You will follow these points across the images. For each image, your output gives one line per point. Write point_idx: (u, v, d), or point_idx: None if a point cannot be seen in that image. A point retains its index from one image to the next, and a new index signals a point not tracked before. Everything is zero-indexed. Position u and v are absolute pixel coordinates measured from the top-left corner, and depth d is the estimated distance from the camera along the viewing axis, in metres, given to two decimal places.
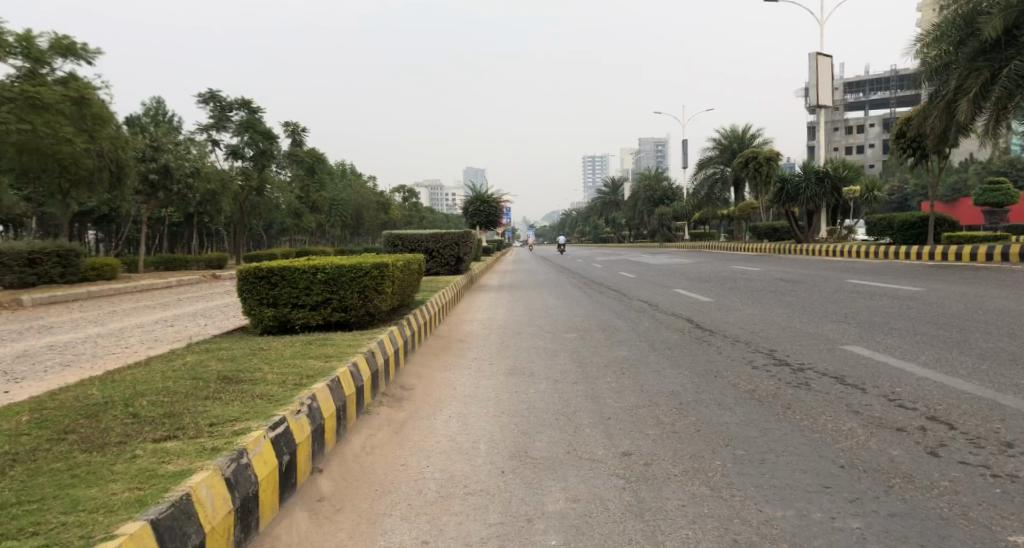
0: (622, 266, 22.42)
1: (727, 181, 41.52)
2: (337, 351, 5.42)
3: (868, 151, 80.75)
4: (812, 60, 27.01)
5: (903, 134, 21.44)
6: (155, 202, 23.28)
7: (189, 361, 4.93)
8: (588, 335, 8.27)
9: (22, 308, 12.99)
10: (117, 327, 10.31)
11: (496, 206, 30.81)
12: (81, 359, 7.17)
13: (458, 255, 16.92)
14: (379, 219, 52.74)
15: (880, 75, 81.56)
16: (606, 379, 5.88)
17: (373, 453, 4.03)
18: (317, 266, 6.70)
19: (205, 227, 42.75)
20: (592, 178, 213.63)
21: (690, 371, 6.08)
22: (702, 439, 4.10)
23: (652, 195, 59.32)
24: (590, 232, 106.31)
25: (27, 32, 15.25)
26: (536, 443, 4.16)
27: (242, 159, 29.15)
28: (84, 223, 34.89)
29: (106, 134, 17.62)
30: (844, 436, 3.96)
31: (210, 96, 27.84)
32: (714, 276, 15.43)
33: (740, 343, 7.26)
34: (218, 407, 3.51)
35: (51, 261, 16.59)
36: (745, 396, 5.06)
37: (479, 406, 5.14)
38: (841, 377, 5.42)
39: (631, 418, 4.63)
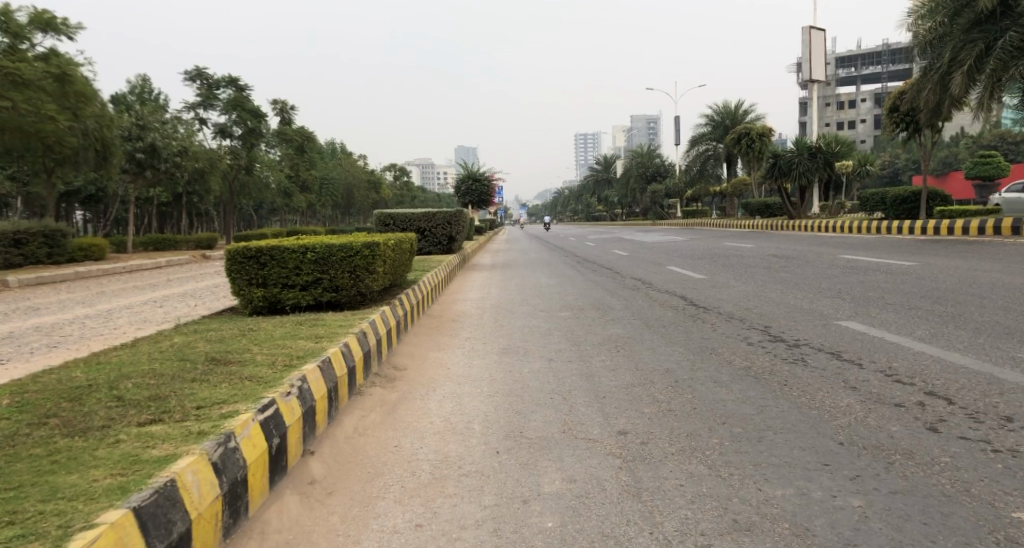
0: (614, 244, 22.36)
1: (720, 158, 41.37)
2: (327, 331, 5.33)
3: (860, 125, 80.63)
4: (805, 35, 26.82)
5: (896, 108, 21.25)
6: (142, 182, 22.85)
7: (177, 342, 4.82)
8: (582, 314, 8.22)
9: (8, 289, 12.81)
10: (105, 308, 10.17)
11: (488, 184, 30.57)
12: (68, 341, 7.06)
13: (450, 234, 16.80)
14: (370, 198, 52.38)
15: (873, 49, 81.26)
16: (601, 357, 5.83)
17: (365, 435, 3.97)
18: (307, 245, 6.58)
19: (194, 208, 42.30)
20: (584, 155, 212.71)
21: (685, 348, 6.05)
22: (699, 417, 4.06)
23: (645, 172, 59.35)
24: (582, 210, 106.04)
25: (6, 6, 14.80)
26: (530, 423, 4.11)
27: (230, 137, 28.72)
28: (71, 203, 34.44)
29: (89, 112, 17.24)
30: (841, 412, 3.92)
31: (197, 73, 27.33)
32: (708, 253, 15.34)
33: (735, 320, 7.22)
34: (206, 390, 3.43)
35: (37, 241, 16.34)
36: (741, 373, 5.02)
37: (472, 385, 5.08)
38: (838, 352, 5.39)
39: (627, 397, 4.58)
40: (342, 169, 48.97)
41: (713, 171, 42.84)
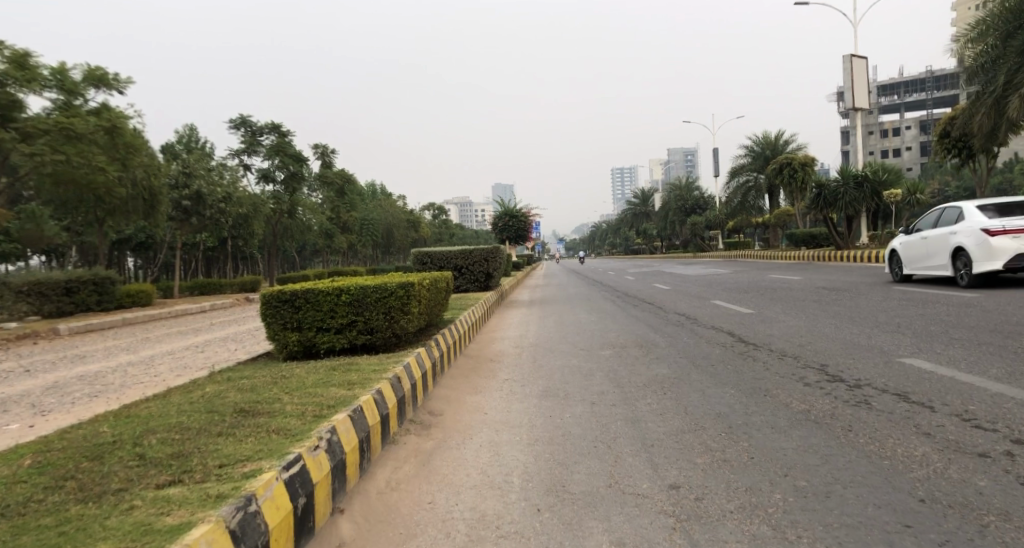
0: (655, 277, 21.92)
1: (761, 189, 40.60)
2: (361, 377, 5.15)
3: (906, 153, 78.72)
4: (846, 62, 26.30)
5: (947, 133, 20.50)
6: (189, 228, 23.47)
7: (208, 392, 4.71)
8: (624, 352, 7.90)
9: (58, 337, 13.10)
10: (147, 355, 10.23)
11: (525, 221, 30.57)
12: (109, 390, 7.07)
13: (487, 271, 16.68)
14: (409, 237, 53.02)
15: (916, 76, 79.66)
16: (647, 400, 5.51)
17: (398, 490, 3.75)
18: (342, 287, 6.48)
19: (240, 251, 43.42)
20: (621, 189, 212.37)
21: (736, 389, 5.68)
22: (758, 469, 3.72)
23: (684, 205, 58.92)
24: (621, 244, 105.28)
25: (62, 65, 15.43)
26: (574, 476, 3.82)
27: (273, 182, 29.48)
28: (123, 251, 35.67)
29: (138, 162, 17.92)
30: (918, 463, 3.54)
31: (242, 121, 28.26)
32: (754, 287, 14.81)
33: (788, 357, 6.82)
34: (231, 446, 3.28)
35: (87, 289, 16.81)
36: (801, 418, 4.63)
37: (512, 433, 4.82)
38: (905, 394, 4.97)
39: (677, 445, 4.26)
40: (382, 210, 49.79)
41: (755, 202, 42.01)
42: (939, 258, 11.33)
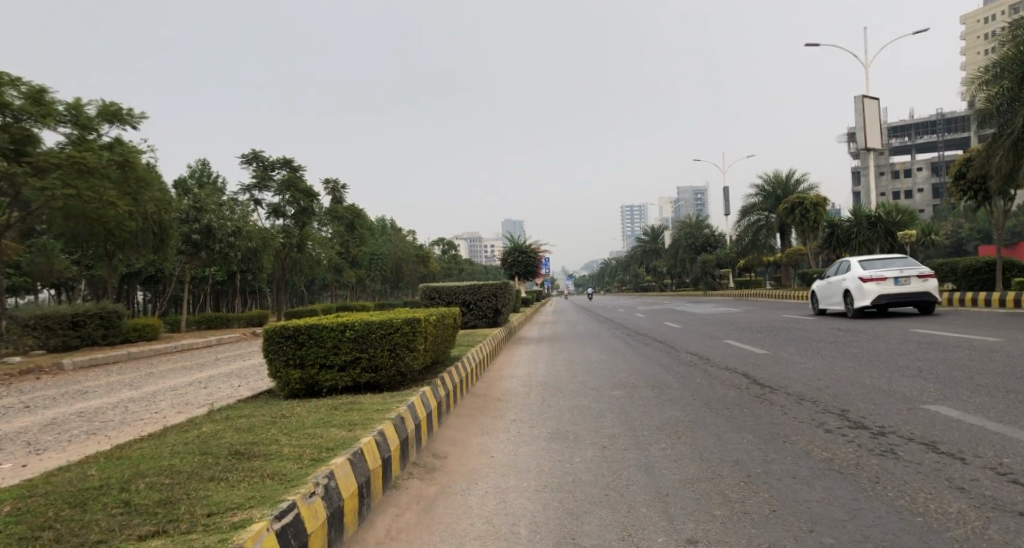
0: (665, 315, 21.67)
1: (773, 228, 40.49)
2: (363, 417, 4.97)
3: (917, 195, 78.62)
4: (857, 103, 26.37)
5: (962, 174, 20.33)
6: (198, 262, 23.57)
7: (204, 432, 4.55)
8: (636, 393, 7.67)
9: (61, 372, 13.00)
10: (149, 391, 10.09)
11: (534, 257, 30.51)
12: (106, 429, 6.91)
13: (495, 307, 16.53)
14: (418, 272, 53.04)
15: (926, 119, 79.92)
16: (660, 444, 5.29)
17: (398, 540, 3.54)
18: (346, 323, 6.35)
19: (249, 285, 43.46)
20: (631, 227, 212.93)
21: (754, 435, 5.45)
22: (781, 523, 3.49)
23: (694, 243, 58.95)
24: (631, 281, 105.01)
25: (77, 100, 15.58)
26: (585, 528, 3.61)
27: (283, 217, 29.66)
28: (132, 284, 35.82)
29: (148, 195, 18.24)
30: (954, 521, 3.32)
31: (254, 156, 28.58)
32: (768, 327, 14.57)
33: (806, 402, 6.58)
34: (221, 492, 3.09)
35: (94, 322, 16.78)
36: (824, 467, 4.40)
37: (519, 478, 4.60)
38: (933, 444, 4.74)
39: (693, 495, 4.04)
40: (392, 245, 49.96)
41: (766, 241, 41.83)
42: (837, 297, 15.46)
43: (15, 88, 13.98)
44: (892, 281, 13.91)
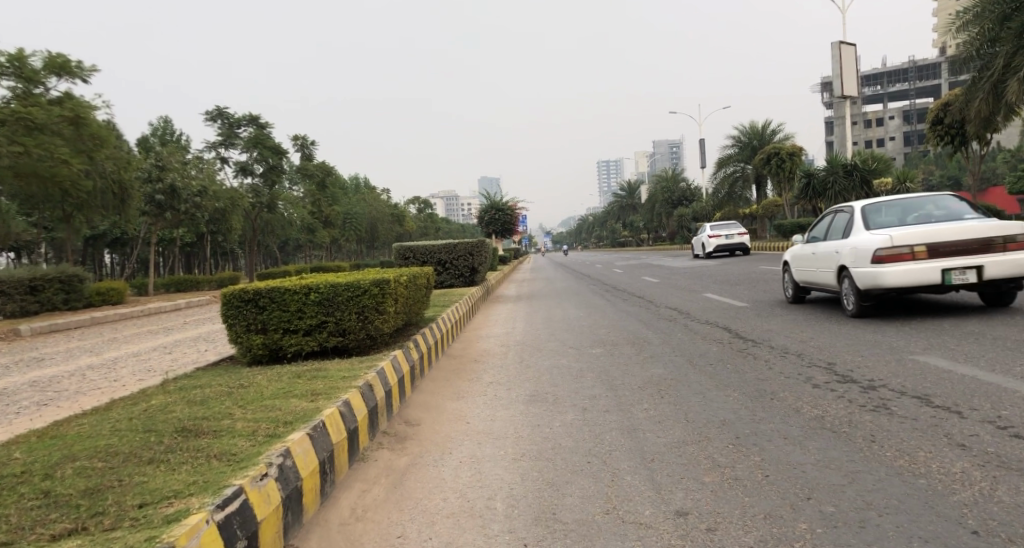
0: (645, 270, 21.47)
1: (749, 179, 40.42)
2: (327, 386, 4.61)
3: (889, 143, 79.21)
4: (835, 50, 26.03)
5: (940, 120, 20.17)
6: (164, 223, 22.77)
7: (153, 406, 4.18)
8: (617, 350, 7.44)
9: (20, 339, 12.47)
10: (110, 357, 9.63)
11: (511, 214, 30.07)
12: (60, 399, 6.50)
13: (472, 265, 16.17)
14: (394, 231, 52.32)
15: (899, 67, 79.84)
16: (643, 405, 5.05)
17: (364, 520, 3.25)
18: (310, 285, 5.97)
19: (219, 246, 42.45)
20: (608, 181, 212.15)
21: (739, 392, 5.24)
22: (777, 491, 3.26)
23: (671, 196, 58.97)
24: (608, 236, 105.00)
25: (20, 51, 14.58)
26: (565, 501, 3.33)
27: (252, 175, 28.73)
28: (98, 248, 34.73)
29: (104, 154, 17.31)
30: (960, 483, 3.10)
31: (218, 113, 27.47)
32: (748, 278, 14.48)
33: (791, 355, 6.39)
34: (160, 478, 2.74)
35: (53, 287, 16.13)
36: (816, 426, 4.18)
37: (495, 446, 4.33)
38: (927, 397, 4.55)
39: (681, 461, 3.80)
40: (366, 204, 49.11)
41: (742, 193, 41.74)
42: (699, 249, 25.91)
43: None
44: (724, 237, 24.59)
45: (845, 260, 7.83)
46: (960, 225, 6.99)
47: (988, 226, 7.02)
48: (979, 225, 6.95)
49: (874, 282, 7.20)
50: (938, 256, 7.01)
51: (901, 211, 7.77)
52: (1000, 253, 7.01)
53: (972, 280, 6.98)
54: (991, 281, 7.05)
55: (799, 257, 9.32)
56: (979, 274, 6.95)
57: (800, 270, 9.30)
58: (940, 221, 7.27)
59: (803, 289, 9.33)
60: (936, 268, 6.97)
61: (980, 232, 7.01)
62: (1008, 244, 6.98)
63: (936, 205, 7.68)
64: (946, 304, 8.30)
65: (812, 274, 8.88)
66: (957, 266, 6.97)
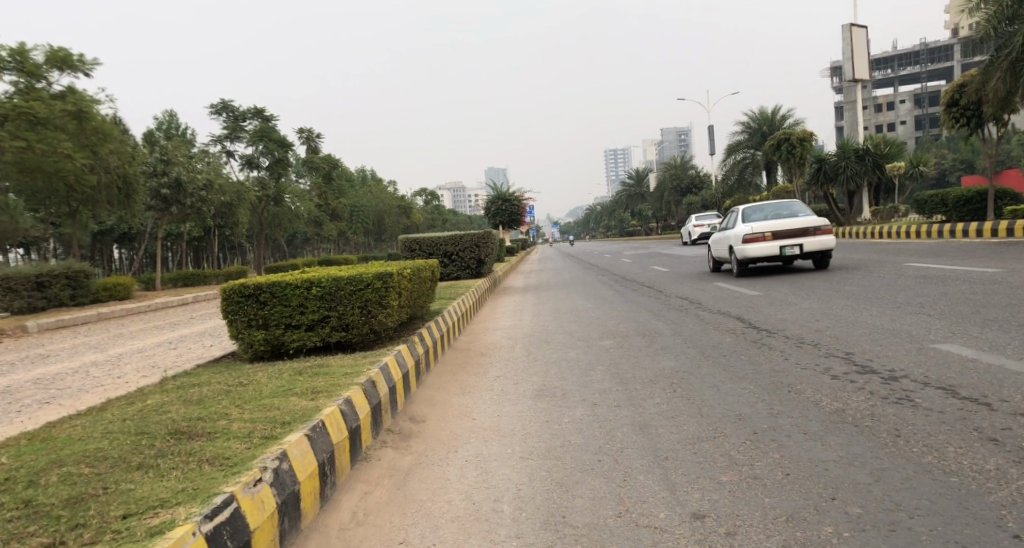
0: (653, 259, 21.24)
1: (758, 166, 39.98)
2: (328, 383, 4.46)
3: (900, 128, 78.24)
4: (846, 33, 25.57)
5: (954, 102, 19.75)
6: (170, 217, 22.72)
7: (150, 405, 4.05)
8: (626, 342, 7.27)
9: (26, 335, 12.43)
10: (115, 354, 9.54)
11: (519, 204, 29.85)
12: (62, 397, 6.39)
13: (479, 256, 16.00)
14: (401, 223, 52.18)
15: (909, 50, 78.73)
16: (655, 399, 4.89)
17: (365, 524, 3.11)
18: (312, 279, 5.83)
19: (226, 240, 42.45)
20: (616, 170, 210.77)
21: (754, 384, 5.07)
22: (798, 491, 3.09)
23: (679, 184, 58.58)
24: (616, 225, 104.36)
25: (21, 45, 14.47)
26: (576, 503, 3.17)
27: (258, 168, 28.62)
28: (106, 243, 34.81)
29: (108, 149, 17.22)
30: (996, 481, 2.92)
31: (223, 106, 27.34)
32: (759, 266, 14.23)
33: (807, 345, 6.21)
34: (147, 486, 2.60)
35: (60, 283, 16.10)
36: (836, 420, 4.00)
37: (502, 443, 4.18)
38: (952, 388, 4.35)
39: (696, 459, 3.64)
40: (373, 196, 49.02)
41: (752, 180, 41.30)
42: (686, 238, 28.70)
43: None
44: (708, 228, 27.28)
45: (731, 242, 12.29)
46: (791, 219, 11.46)
47: (808, 220, 11.46)
48: (802, 219, 11.41)
49: (743, 256, 11.65)
50: (779, 238, 11.45)
51: (767, 211, 12.17)
52: (814, 236, 11.44)
53: (798, 252, 11.40)
54: (809, 254, 11.55)
55: (716, 241, 13.57)
56: (802, 248, 11.38)
57: (717, 249, 13.55)
58: (783, 217, 11.75)
59: (719, 262, 13.69)
60: (777, 245, 11.42)
61: (803, 224, 11.45)
62: (820, 230, 11.40)
63: (787, 208, 12.11)
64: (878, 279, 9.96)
65: (722, 252, 13.16)
66: (791, 244, 11.39)
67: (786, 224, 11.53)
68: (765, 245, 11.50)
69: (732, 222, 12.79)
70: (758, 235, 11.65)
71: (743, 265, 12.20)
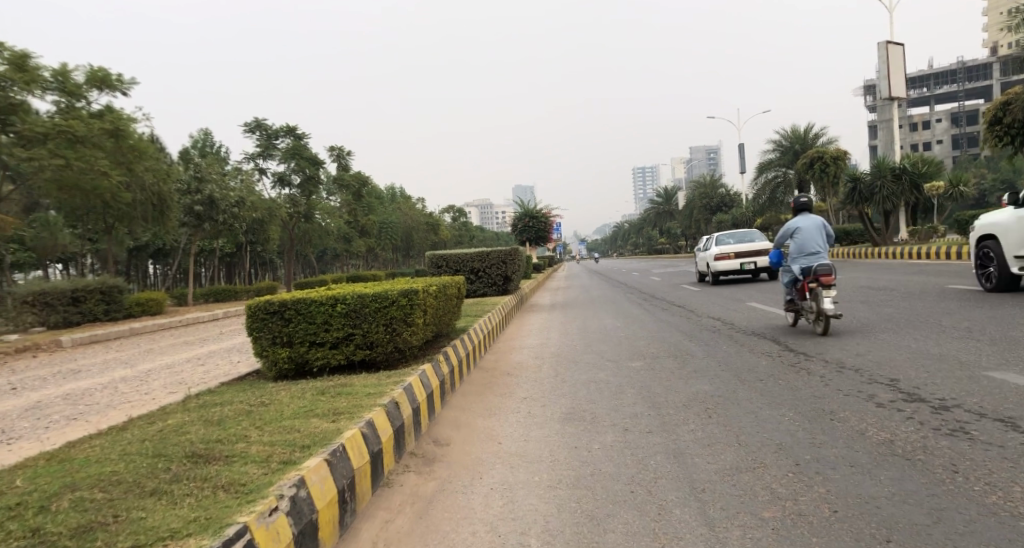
0: (683, 278, 20.89)
1: (790, 184, 39.34)
2: (351, 404, 4.34)
3: (936, 147, 76.60)
4: (882, 50, 25.09)
5: (997, 120, 19.15)
6: (203, 233, 23.09)
7: (170, 425, 3.97)
8: (657, 364, 7.04)
9: (60, 349, 12.62)
10: (143, 369, 9.58)
11: (546, 221, 29.74)
12: (88, 413, 6.38)
13: (505, 273, 15.88)
14: (429, 240, 52.43)
15: (946, 68, 77.26)
16: (690, 426, 4.66)
17: None
18: (336, 296, 5.75)
19: (257, 256, 43.00)
20: (644, 188, 209.76)
21: (795, 411, 4.81)
22: (847, 531, 2.86)
23: (709, 203, 57.97)
24: (644, 243, 103.55)
25: (63, 66, 14.86)
26: (608, 538, 2.99)
27: (289, 186, 29.01)
28: (141, 259, 35.52)
29: (143, 166, 17.53)
30: None
31: (257, 125, 27.84)
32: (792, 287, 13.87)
33: (848, 370, 5.92)
34: (159, 514, 2.50)
35: (94, 298, 16.38)
36: (887, 453, 3.75)
37: (529, 470, 4.01)
38: (1012, 421, 4.06)
39: (736, 492, 3.42)
40: (401, 214, 49.44)
41: (784, 198, 40.63)
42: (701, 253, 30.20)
43: None
44: None
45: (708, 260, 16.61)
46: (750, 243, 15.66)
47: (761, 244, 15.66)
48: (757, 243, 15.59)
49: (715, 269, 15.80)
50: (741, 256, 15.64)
51: (734, 237, 16.42)
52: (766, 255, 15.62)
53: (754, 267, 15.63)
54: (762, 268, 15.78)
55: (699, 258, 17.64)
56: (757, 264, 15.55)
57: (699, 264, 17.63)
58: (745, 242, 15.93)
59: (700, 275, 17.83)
60: (737, 262, 15.58)
61: (758, 247, 15.65)
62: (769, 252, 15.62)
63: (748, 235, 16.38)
64: (921, 301, 9.58)
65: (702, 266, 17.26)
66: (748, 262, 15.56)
67: (746, 247, 15.71)
68: (729, 262, 15.68)
69: (708, 245, 17.00)
70: (724, 255, 15.82)
71: (715, 277, 16.35)
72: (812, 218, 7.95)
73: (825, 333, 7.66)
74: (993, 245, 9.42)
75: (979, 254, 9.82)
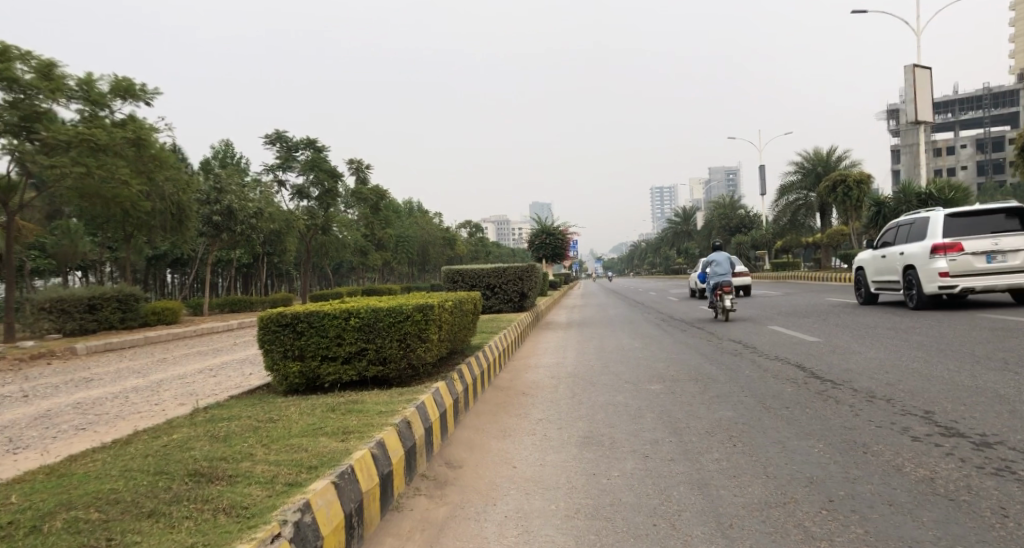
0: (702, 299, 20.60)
1: (812, 207, 38.92)
2: (362, 423, 4.19)
3: (960, 173, 75.61)
4: (908, 73, 24.77)
5: None
6: (221, 244, 23.20)
7: (175, 441, 3.84)
8: (677, 387, 6.82)
9: (74, 357, 12.61)
10: (156, 379, 9.51)
11: (562, 239, 29.60)
12: (97, 423, 6.29)
13: (522, 290, 15.72)
14: (445, 255, 52.46)
15: (970, 94, 76.48)
16: (714, 455, 4.45)
17: None
18: (350, 309, 5.63)
19: (274, 267, 43.19)
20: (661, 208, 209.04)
21: (825, 443, 4.59)
22: None
23: (727, 224, 57.56)
24: (660, 263, 102.96)
25: (88, 75, 15.02)
26: None
27: (307, 198, 29.13)
28: (160, 269, 35.79)
29: (164, 175, 17.63)
30: None
31: (278, 137, 28.08)
32: (815, 310, 13.57)
33: (879, 400, 5.67)
34: (155, 539, 2.35)
35: (111, 306, 16.43)
36: (928, 491, 3.51)
37: (546, 498, 3.82)
38: None
39: (766, 529, 3.22)
40: (418, 229, 49.62)
41: (804, 221, 40.19)
42: None
43: (25, 63, 13.56)
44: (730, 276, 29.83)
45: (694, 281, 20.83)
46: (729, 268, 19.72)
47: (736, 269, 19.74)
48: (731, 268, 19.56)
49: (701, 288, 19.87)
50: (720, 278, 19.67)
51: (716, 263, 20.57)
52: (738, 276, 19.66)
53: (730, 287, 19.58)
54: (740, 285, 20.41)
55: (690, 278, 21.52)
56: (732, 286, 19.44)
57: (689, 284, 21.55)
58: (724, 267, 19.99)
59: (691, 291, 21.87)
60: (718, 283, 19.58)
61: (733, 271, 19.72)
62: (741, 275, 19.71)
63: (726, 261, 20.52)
64: (952, 328, 9.27)
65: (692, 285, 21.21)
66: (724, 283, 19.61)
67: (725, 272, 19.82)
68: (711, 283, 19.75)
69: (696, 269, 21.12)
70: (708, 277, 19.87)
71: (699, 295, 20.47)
72: (722, 254, 13.17)
73: (729, 319, 12.56)
74: (865, 273, 13.44)
75: (862, 280, 13.89)
